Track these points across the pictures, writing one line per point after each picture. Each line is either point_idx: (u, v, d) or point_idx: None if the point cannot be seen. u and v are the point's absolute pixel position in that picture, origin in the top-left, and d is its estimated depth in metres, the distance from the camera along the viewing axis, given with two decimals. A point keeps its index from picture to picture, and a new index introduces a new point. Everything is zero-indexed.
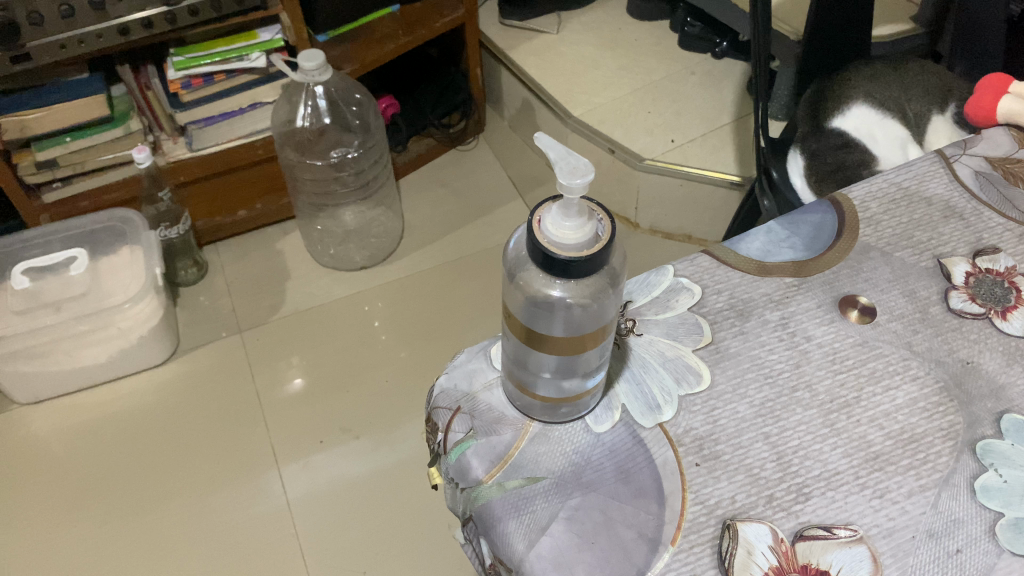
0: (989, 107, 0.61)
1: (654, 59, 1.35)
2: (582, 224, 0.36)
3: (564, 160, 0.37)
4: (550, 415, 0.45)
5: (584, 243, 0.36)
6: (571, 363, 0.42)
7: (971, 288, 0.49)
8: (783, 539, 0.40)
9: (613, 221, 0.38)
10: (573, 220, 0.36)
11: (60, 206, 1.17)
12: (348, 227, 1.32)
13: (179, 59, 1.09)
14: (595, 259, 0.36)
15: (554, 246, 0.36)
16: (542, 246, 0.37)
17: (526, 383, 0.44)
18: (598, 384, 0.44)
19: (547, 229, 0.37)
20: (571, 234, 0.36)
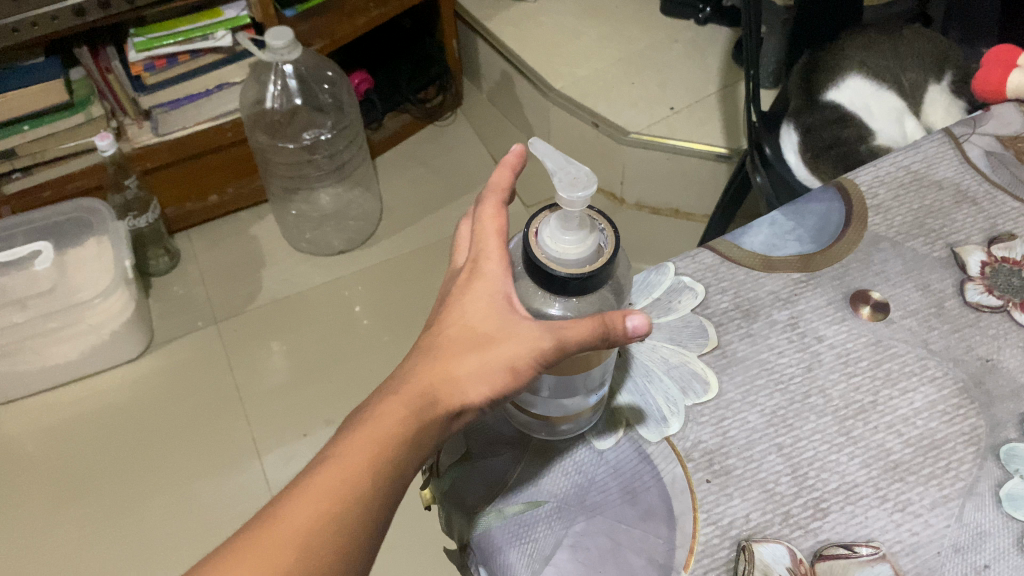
0: (997, 82, 0.57)
1: (636, 27, 1.31)
2: (582, 237, 0.34)
3: (563, 170, 0.34)
4: (550, 432, 0.43)
5: (585, 258, 0.34)
6: (570, 381, 0.40)
7: (988, 279, 0.47)
8: (803, 560, 0.37)
9: (617, 236, 0.35)
10: (572, 231, 0.34)
11: (20, 197, 1.12)
12: (324, 210, 1.29)
13: (140, 40, 1.04)
14: (597, 275, 0.34)
15: (552, 262, 0.34)
16: (536, 261, 0.34)
17: (526, 404, 0.41)
18: (596, 403, 0.42)
19: (545, 244, 0.34)
20: (570, 251, 0.33)
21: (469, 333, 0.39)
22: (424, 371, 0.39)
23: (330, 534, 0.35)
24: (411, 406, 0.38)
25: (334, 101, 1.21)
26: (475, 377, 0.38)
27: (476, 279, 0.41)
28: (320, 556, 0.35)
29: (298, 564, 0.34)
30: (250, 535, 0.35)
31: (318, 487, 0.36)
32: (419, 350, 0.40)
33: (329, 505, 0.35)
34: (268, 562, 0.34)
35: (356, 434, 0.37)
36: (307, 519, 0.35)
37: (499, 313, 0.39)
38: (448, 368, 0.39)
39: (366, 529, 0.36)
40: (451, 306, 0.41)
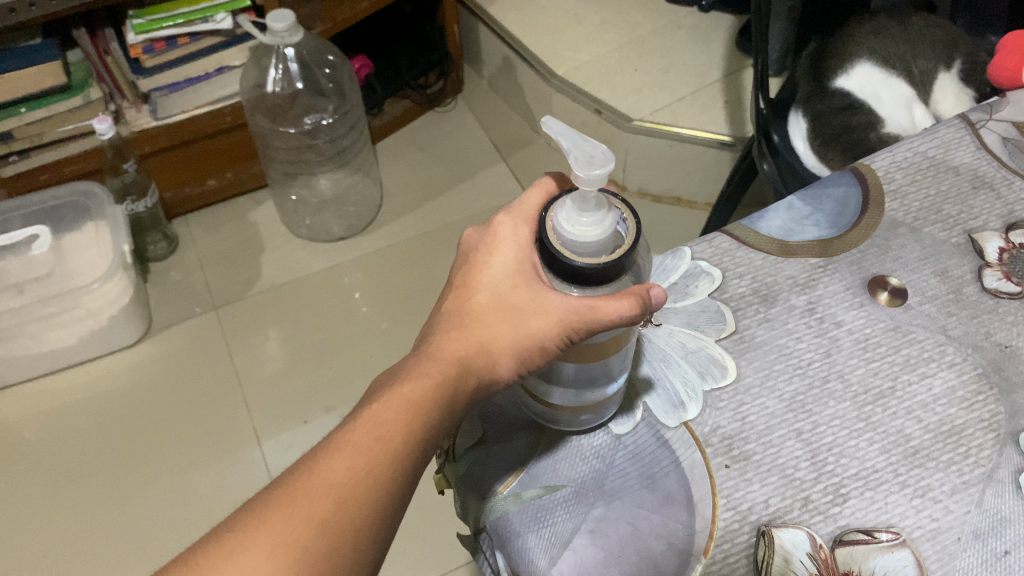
0: (1014, 68, 0.57)
1: (640, 12, 1.31)
2: (600, 216, 0.35)
3: (580, 149, 0.36)
4: (569, 422, 0.42)
5: (604, 247, 0.36)
6: (592, 369, 0.40)
7: (1006, 266, 0.46)
8: (823, 545, 0.37)
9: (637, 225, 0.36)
10: (587, 212, 0.35)
11: (18, 180, 1.11)
12: (323, 195, 1.28)
13: (140, 21, 1.03)
14: (617, 265, 0.36)
15: (566, 249, 0.36)
16: (552, 249, 0.36)
17: (547, 398, 0.41)
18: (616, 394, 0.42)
19: (560, 226, 0.36)
20: (587, 233, 0.35)
21: (499, 303, 0.41)
22: (455, 340, 0.41)
23: (367, 490, 0.35)
24: (443, 373, 0.39)
25: (335, 86, 1.21)
26: (503, 349, 0.40)
27: (505, 248, 0.42)
28: (357, 511, 0.35)
29: (336, 516, 0.34)
30: (284, 490, 0.35)
31: (355, 443, 0.37)
32: (448, 319, 0.42)
33: (366, 462, 0.36)
34: (305, 515, 0.34)
35: (391, 395, 0.38)
36: (344, 474, 0.36)
37: (528, 285, 0.40)
38: (478, 337, 0.41)
39: (399, 489, 0.36)
40: (480, 275, 0.42)
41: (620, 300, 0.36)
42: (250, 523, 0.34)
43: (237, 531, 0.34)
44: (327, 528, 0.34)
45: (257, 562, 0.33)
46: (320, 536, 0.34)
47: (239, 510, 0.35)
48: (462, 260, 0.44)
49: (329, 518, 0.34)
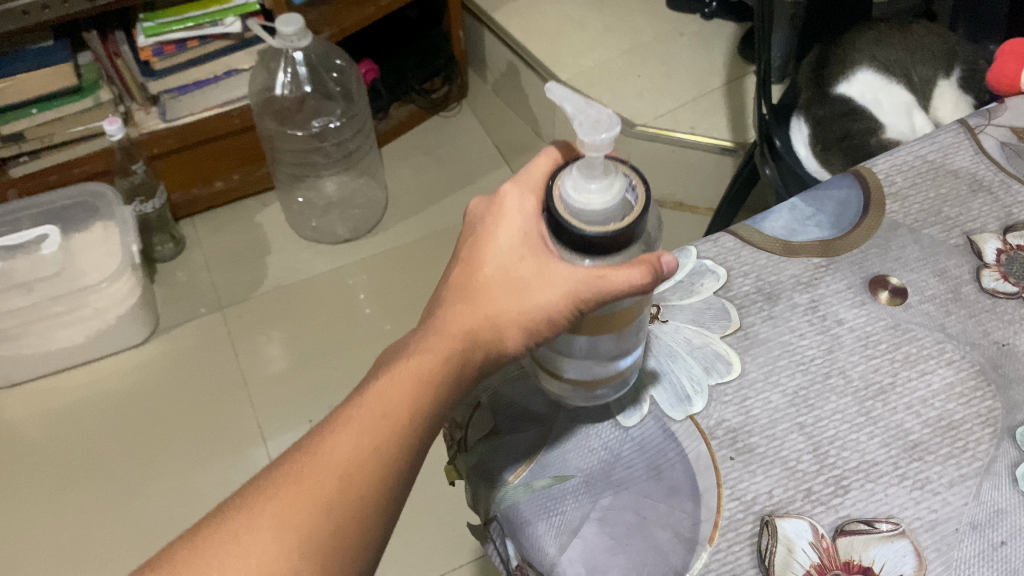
0: (1013, 76, 0.58)
1: (642, 19, 1.33)
2: (605, 183, 0.36)
3: (585, 117, 0.37)
4: (585, 393, 0.43)
5: (612, 213, 0.36)
6: (603, 343, 0.41)
7: (1004, 267, 0.47)
8: (824, 535, 0.38)
9: (647, 194, 0.37)
10: (594, 179, 0.36)
11: (28, 180, 1.13)
12: (330, 197, 1.30)
13: (149, 25, 1.05)
14: (626, 230, 0.36)
15: (574, 217, 0.36)
16: (559, 218, 0.36)
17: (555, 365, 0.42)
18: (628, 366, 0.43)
19: (568, 194, 0.36)
20: (593, 200, 0.35)
21: (505, 275, 0.41)
22: (462, 315, 0.41)
23: (371, 466, 0.37)
24: (448, 350, 0.40)
25: (342, 89, 1.22)
26: (511, 322, 0.40)
27: (511, 217, 0.42)
28: (362, 487, 0.36)
29: (342, 493, 0.36)
30: (291, 467, 0.37)
31: (362, 420, 0.38)
32: (455, 292, 0.42)
33: (370, 439, 0.37)
34: (309, 491, 0.35)
35: (397, 371, 0.39)
36: (351, 450, 0.37)
37: (535, 255, 0.40)
38: (485, 311, 0.41)
39: (404, 463, 0.38)
40: (485, 246, 0.42)
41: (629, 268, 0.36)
42: (256, 501, 0.36)
43: (244, 509, 0.36)
44: (333, 504, 0.35)
45: (263, 539, 0.34)
46: (327, 513, 0.35)
47: (249, 485, 0.37)
48: (468, 231, 0.45)
49: (333, 494, 0.36)
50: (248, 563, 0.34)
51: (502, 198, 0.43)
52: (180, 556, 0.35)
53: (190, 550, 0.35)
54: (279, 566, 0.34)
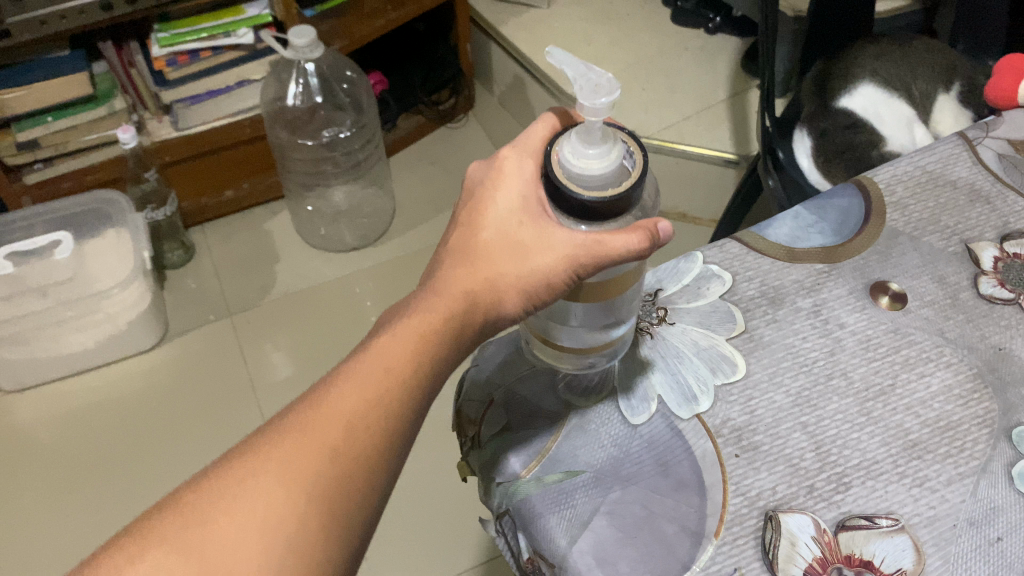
0: (1010, 90, 0.59)
1: (647, 34, 1.35)
2: (603, 149, 0.38)
3: (584, 80, 0.39)
4: (577, 360, 0.46)
5: (610, 178, 0.38)
6: (599, 314, 0.43)
7: (1000, 273, 0.49)
8: (826, 529, 0.40)
9: (643, 161, 0.39)
10: (593, 146, 0.38)
11: (42, 187, 1.14)
12: (338, 207, 1.32)
13: (164, 35, 1.07)
14: (624, 196, 0.38)
15: (574, 182, 0.38)
16: (559, 185, 0.38)
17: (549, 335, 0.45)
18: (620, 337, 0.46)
19: (567, 160, 0.38)
20: (592, 167, 0.38)
21: (505, 239, 0.43)
22: (462, 276, 0.42)
23: (376, 417, 0.37)
24: (451, 309, 0.41)
25: (352, 100, 1.24)
26: (510, 285, 0.42)
27: (511, 184, 0.44)
28: (368, 437, 0.37)
29: (348, 445, 0.36)
30: (297, 418, 0.37)
31: (366, 374, 0.38)
32: (454, 254, 0.44)
33: (375, 391, 0.38)
34: (317, 439, 0.36)
35: (400, 328, 0.40)
36: (356, 402, 0.37)
37: (535, 222, 0.42)
38: (484, 273, 0.42)
39: (408, 418, 0.38)
40: (485, 210, 0.44)
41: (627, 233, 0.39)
42: (262, 449, 0.36)
43: (250, 457, 0.36)
44: (339, 452, 0.36)
45: (270, 483, 0.34)
46: (334, 461, 0.35)
47: (250, 437, 0.37)
48: (466, 197, 0.46)
49: (340, 442, 0.36)
50: (255, 505, 0.34)
51: (501, 166, 0.45)
52: (183, 501, 0.35)
53: (193, 495, 0.35)
54: (287, 509, 0.34)
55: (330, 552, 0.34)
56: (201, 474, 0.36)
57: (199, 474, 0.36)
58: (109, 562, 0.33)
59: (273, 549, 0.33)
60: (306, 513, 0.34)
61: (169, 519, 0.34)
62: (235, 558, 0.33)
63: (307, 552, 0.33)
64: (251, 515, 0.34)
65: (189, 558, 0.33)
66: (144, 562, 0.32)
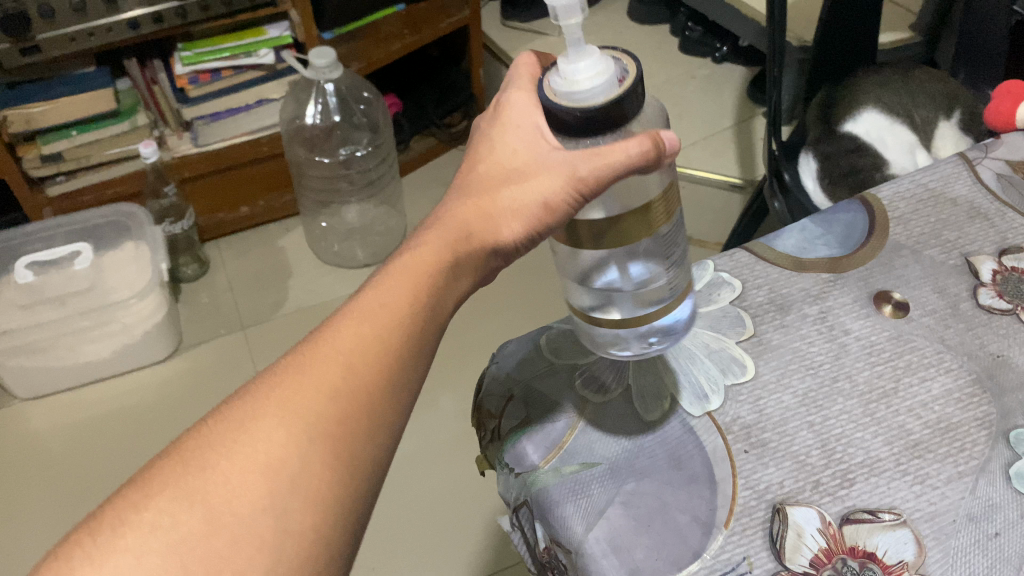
0: (1008, 113, 0.62)
1: (656, 62, 1.40)
2: (591, 61, 0.38)
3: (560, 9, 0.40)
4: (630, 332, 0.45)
5: (602, 86, 0.37)
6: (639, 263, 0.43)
7: (999, 285, 0.51)
8: (831, 522, 0.41)
9: (638, 66, 0.38)
10: (583, 58, 0.38)
11: (62, 200, 1.17)
12: (351, 224, 1.34)
13: (187, 54, 1.11)
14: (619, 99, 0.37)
15: (568, 99, 0.38)
16: (553, 108, 0.38)
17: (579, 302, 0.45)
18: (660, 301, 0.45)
19: (557, 83, 0.38)
20: (586, 78, 0.37)
21: (502, 170, 0.44)
22: (461, 211, 0.44)
23: (374, 356, 0.38)
24: (447, 240, 0.43)
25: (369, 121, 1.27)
26: (504, 212, 0.44)
27: (507, 111, 0.45)
28: (366, 372, 0.37)
29: (345, 381, 0.37)
30: (294, 361, 0.38)
31: (361, 313, 0.39)
32: (455, 191, 0.46)
33: (372, 331, 0.38)
34: (315, 377, 0.37)
35: (396, 269, 0.41)
36: (352, 339, 0.38)
37: (526, 150, 0.43)
38: (480, 206, 0.44)
39: (408, 358, 0.39)
40: (482, 147, 0.46)
41: (627, 140, 0.38)
42: (261, 395, 0.36)
43: (247, 403, 0.36)
44: (338, 390, 0.36)
45: (270, 426, 0.35)
46: (333, 399, 0.36)
47: (246, 388, 0.38)
48: (472, 138, 0.48)
49: (341, 376, 0.37)
50: (256, 449, 0.34)
51: (498, 99, 0.46)
52: (183, 447, 0.35)
53: (193, 443, 0.35)
54: (289, 450, 0.34)
55: (336, 492, 0.34)
56: (201, 423, 0.36)
57: (199, 425, 0.37)
58: (111, 516, 0.33)
59: (276, 490, 0.33)
60: (309, 452, 0.34)
61: (171, 468, 0.34)
62: (237, 502, 0.33)
63: (311, 494, 0.34)
64: (252, 458, 0.34)
65: (192, 504, 0.33)
66: (148, 510, 0.33)
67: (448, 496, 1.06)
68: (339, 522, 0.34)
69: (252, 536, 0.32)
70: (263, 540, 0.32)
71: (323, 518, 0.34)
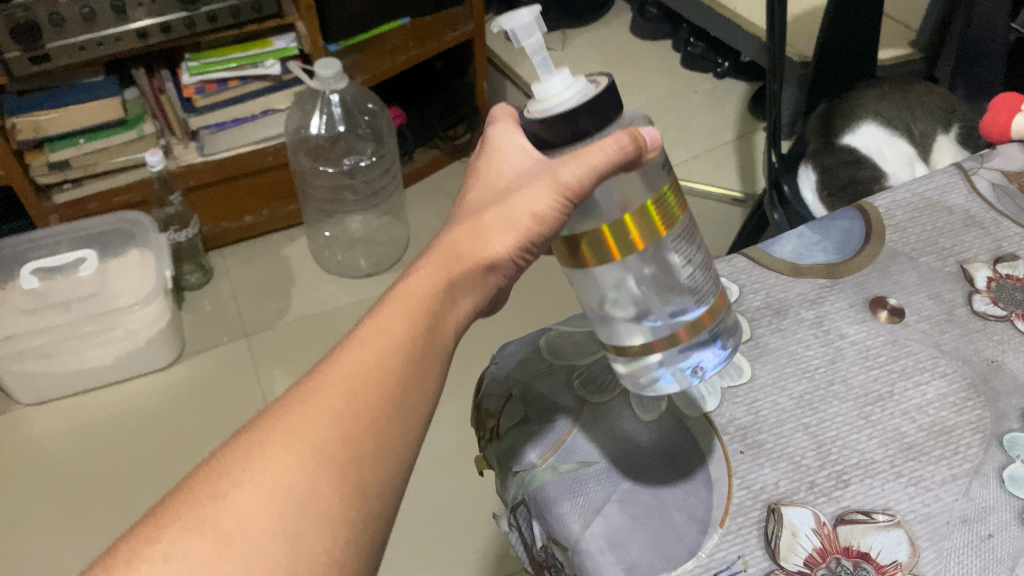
0: (1003, 125, 0.63)
1: (658, 77, 1.42)
2: (560, 81, 0.41)
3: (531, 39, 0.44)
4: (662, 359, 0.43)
5: (571, 100, 0.41)
6: (661, 280, 0.42)
7: (993, 292, 0.52)
8: (825, 522, 0.42)
9: (608, 76, 0.42)
10: (553, 75, 0.41)
11: (69, 207, 1.18)
12: (354, 234, 1.36)
13: (194, 64, 1.12)
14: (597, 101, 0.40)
15: (542, 114, 0.41)
16: (535, 129, 0.42)
17: (622, 344, 0.43)
18: (695, 324, 0.43)
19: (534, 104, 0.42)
20: (561, 90, 0.41)
21: (495, 192, 0.46)
22: (456, 236, 0.45)
23: (378, 377, 0.38)
24: (444, 263, 0.44)
25: (373, 131, 1.28)
26: (497, 229, 0.45)
27: (498, 142, 0.47)
28: (371, 399, 0.37)
29: (349, 404, 0.37)
30: (297, 393, 0.38)
31: (367, 340, 0.39)
32: (453, 222, 0.47)
33: (373, 354, 0.39)
34: (320, 403, 0.37)
35: (393, 301, 0.42)
36: (357, 364, 0.38)
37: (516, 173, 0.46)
38: (475, 226, 0.45)
39: (413, 380, 0.39)
40: (477, 180, 0.48)
41: (604, 140, 0.40)
42: (267, 424, 0.36)
43: (252, 435, 0.36)
44: (344, 414, 0.36)
45: (274, 453, 0.35)
46: (337, 424, 0.36)
47: (249, 425, 0.37)
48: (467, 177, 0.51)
49: (345, 407, 0.36)
50: (261, 474, 0.34)
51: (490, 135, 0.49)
52: (191, 481, 0.35)
53: (203, 475, 0.35)
54: (297, 476, 0.34)
55: (345, 514, 0.34)
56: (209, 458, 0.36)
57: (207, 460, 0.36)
58: (127, 549, 0.33)
59: (287, 514, 0.33)
60: (318, 478, 0.34)
61: (181, 499, 0.34)
62: (247, 526, 0.33)
63: (321, 516, 0.34)
64: (260, 485, 0.34)
65: (204, 532, 0.33)
66: (160, 541, 0.33)
67: (449, 505, 1.06)
68: (354, 544, 0.34)
69: (264, 558, 0.32)
70: (272, 561, 0.32)
71: (336, 541, 0.33)
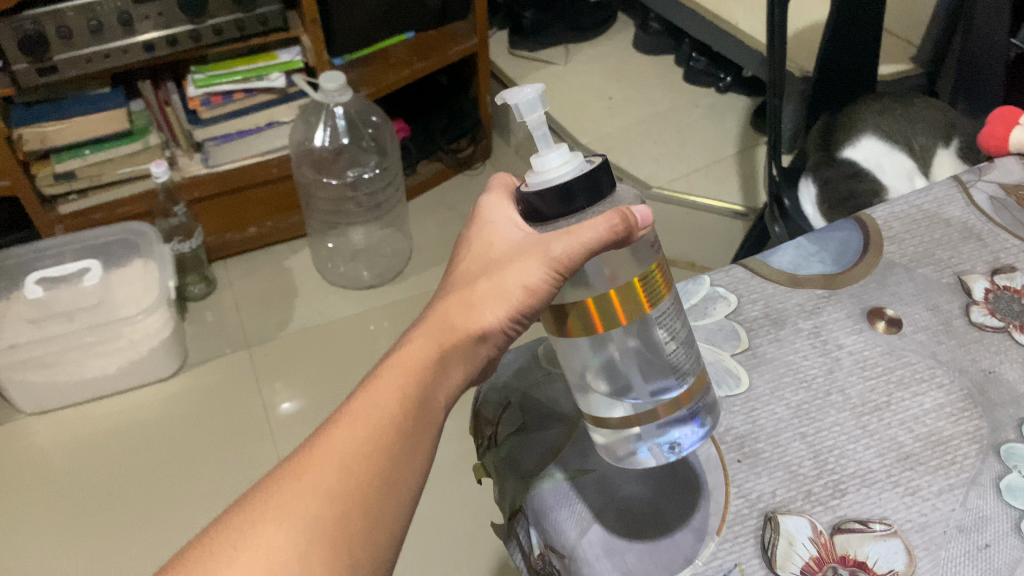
0: (1000, 137, 0.63)
1: (660, 91, 1.43)
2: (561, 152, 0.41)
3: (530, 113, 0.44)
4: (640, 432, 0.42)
5: (571, 171, 0.41)
6: (644, 353, 0.41)
7: (991, 303, 0.52)
8: (822, 531, 0.42)
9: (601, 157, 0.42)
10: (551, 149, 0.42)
11: (75, 218, 1.18)
12: (357, 246, 1.36)
13: (201, 77, 1.13)
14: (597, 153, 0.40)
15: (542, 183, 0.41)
16: (533, 201, 0.42)
17: (599, 415, 0.42)
18: (677, 401, 0.41)
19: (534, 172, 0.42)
20: (560, 163, 0.41)
21: (485, 262, 0.45)
22: (445, 308, 0.44)
23: (370, 451, 0.38)
24: (433, 338, 0.43)
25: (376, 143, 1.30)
26: (487, 302, 0.43)
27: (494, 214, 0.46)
28: (362, 477, 0.37)
29: (340, 481, 0.36)
30: (290, 465, 0.38)
31: (357, 414, 0.39)
32: (443, 292, 0.46)
33: (366, 428, 0.38)
34: (312, 479, 0.36)
35: (382, 383, 0.40)
36: (348, 440, 0.38)
37: (508, 245, 0.44)
38: (465, 300, 0.44)
39: (407, 454, 0.38)
40: (468, 249, 0.47)
41: (595, 219, 0.39)
42: (261, 496, 0.37)
43: (246, 511, 0.36)
44: (335, 493, 0.36)
45: (267, 531, 0.35)
46: (330, 501, 0.36)
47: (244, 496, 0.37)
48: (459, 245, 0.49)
49: (337, 481, 0.36)
50: (254, 553, 0.34)
51: (484, 204, 0.48)
52: (185, 558, 0.36)
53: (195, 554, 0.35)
54: (288, 552, 0.34)
55: None
56: (203, 533, 0.36)
57: (201, 535, 0.36)
58: None
59: None
60: (307, 556, 0.34)
61: None
62: None
63: None
64: (253, 561, 0.34)
65: None
66: None
67: (450, 514, 1.06)
68: None
69: None
70: None
71: None
